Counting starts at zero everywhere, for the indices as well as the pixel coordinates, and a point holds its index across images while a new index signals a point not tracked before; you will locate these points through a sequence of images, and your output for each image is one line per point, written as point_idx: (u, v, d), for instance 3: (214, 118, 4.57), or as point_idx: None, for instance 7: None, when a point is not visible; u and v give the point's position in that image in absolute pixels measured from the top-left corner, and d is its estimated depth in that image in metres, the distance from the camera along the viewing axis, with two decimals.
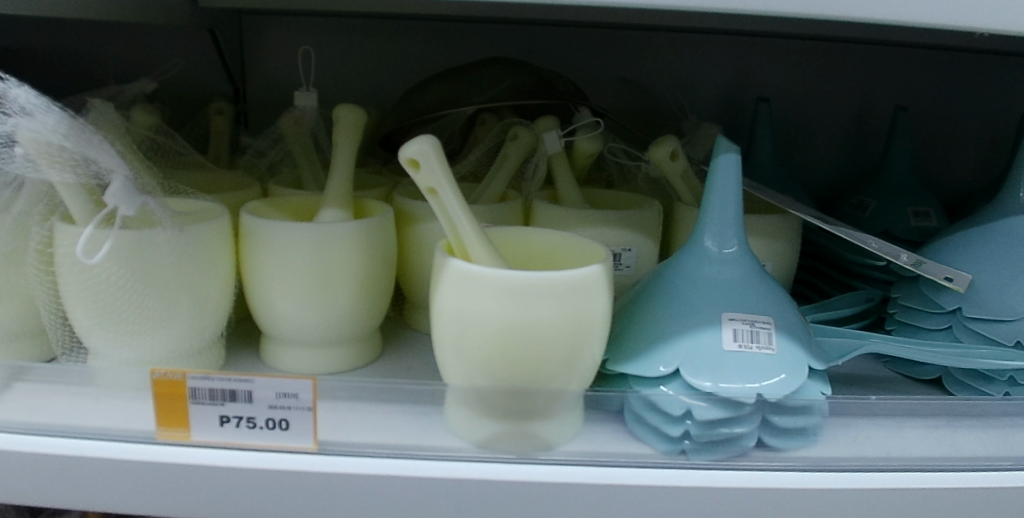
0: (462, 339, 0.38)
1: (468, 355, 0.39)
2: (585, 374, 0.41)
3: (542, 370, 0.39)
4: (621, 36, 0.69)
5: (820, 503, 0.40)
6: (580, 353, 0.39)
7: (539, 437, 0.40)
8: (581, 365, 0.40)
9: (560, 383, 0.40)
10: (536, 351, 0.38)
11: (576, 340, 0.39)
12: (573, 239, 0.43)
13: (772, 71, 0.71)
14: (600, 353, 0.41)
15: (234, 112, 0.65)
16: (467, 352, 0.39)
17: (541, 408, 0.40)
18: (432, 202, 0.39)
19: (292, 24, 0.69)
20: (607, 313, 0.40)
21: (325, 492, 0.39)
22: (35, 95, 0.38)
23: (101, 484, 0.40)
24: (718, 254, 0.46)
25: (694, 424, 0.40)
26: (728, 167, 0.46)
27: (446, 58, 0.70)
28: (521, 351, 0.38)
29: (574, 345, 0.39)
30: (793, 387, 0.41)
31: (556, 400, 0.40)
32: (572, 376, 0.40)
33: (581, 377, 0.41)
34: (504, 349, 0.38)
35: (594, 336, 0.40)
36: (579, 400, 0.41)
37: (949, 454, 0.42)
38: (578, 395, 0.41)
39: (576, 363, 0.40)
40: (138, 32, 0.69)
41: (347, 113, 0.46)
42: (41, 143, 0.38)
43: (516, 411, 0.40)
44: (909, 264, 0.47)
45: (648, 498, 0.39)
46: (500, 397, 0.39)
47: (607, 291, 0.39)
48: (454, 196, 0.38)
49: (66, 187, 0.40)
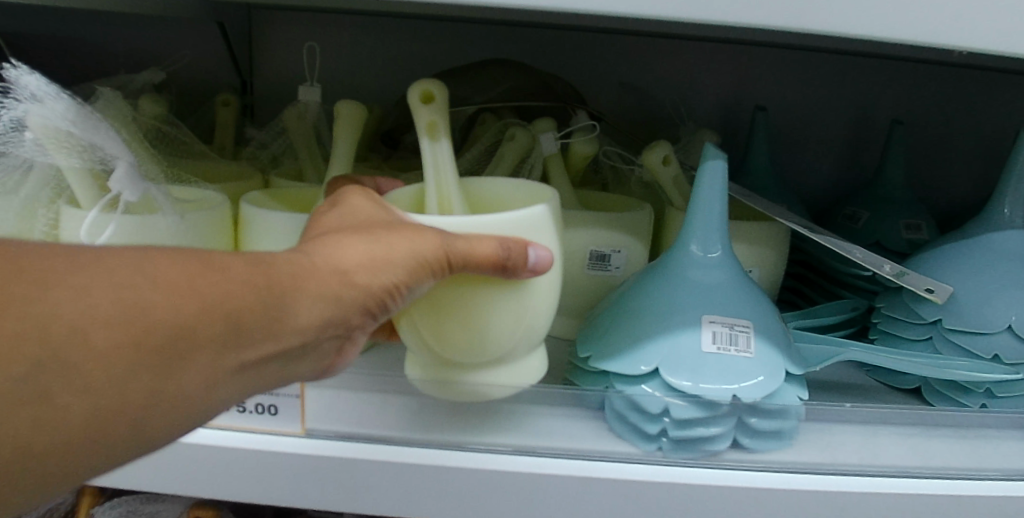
0: (412, 317, 0.36)
1: (421, 333, 0.37)
2: (539, 314, 0.38)
3: (498, 339, 0.37)
4: (622, 41, 0.70)
5: (791, 503, 0.41)
6: (536, 312, 0.38)
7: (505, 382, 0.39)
8: (534, 309, 0.37)
9: (518, 327, 0.37)
10: (486, 302, 0.36)
11: (520, 296, 0.36)
12: (523, 187, 0.42)
13: (771, 81, 0.72)
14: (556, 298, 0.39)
15: (240, 103, 0.66)
16: (420, 328, 0.37)
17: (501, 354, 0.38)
18: (420, 116, 0.38)
19: (302, 18, 0.70)
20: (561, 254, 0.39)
21: (313, 473, 0.41)
22: (45, 82, 0.38)
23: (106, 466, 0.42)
24: (703, 258, 0.46)
25: (671, 422, 0.41)
26: (715, 174, 0.46)
27: (451, 57, 0.70)
28: (477, 323, 0.36)
29: (515, 297, 0.36)
30: (769, 390, 0.41)
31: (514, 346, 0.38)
32: (524, 318, 0.37)
33: (535, 320, 0.38)
34: (457, 323, 0.36)
35: (549, 285, 0.38)
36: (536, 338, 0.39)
37: (919, 461, 0.43)
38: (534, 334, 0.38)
39: (533, 325, 0.38)
40: (146, 23, 0.69)
41: (349, 107, 0.49)
42: (50, 129, 0.38)
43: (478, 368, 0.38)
44: (892, 275, 0.48)
45: (619, 491, 0.41)
46: (465, 363, 0.38)
47: (554, 235, 0.38)
48: (447, 144, 0.39)
49: (37, 173, 0.43)
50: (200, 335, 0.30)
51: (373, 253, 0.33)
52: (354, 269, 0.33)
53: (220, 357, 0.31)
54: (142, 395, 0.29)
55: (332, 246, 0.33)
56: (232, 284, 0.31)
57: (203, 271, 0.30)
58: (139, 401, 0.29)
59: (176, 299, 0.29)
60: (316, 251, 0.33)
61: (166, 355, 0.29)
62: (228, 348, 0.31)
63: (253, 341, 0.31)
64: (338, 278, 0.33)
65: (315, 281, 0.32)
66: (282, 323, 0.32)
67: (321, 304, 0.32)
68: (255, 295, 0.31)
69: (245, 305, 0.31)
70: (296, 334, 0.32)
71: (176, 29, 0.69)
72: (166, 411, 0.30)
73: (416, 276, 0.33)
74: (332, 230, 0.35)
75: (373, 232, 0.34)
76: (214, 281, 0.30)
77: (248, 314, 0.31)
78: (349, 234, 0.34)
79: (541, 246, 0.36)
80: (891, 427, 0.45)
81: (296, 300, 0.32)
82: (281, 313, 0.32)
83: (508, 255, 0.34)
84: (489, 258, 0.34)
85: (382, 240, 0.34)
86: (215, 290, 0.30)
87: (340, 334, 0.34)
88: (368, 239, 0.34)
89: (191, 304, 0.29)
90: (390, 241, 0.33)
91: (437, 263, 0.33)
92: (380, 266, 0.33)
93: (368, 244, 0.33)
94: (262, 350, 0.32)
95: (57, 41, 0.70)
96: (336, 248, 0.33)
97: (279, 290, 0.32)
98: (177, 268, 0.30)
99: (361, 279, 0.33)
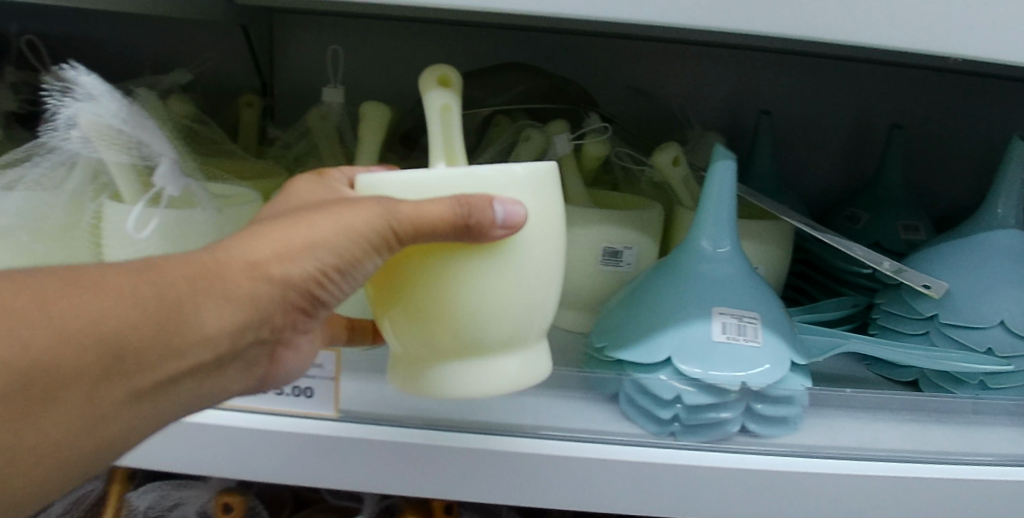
0: (396, 317, 0.36)
1: (403, 331, 0.36)
2: (521, 289, 0.35)
3: (488, 322, 0.35)
4: (632, 47, 0.73)
5: (796, 484, 0.43)
6: (531, 278, 0.35)
7: (490, 369, 0.37)
8: (511, 282, 0.35)
9: (496, 300, 0.35)
10: (451, 275, 0.34)
11: (491, 264, 0.34)
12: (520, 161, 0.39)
13: (775, 86, 0.75)
14: (554, 272, 0.37)
15: (263, 104, 0.68)
16: (392, 318, 0.36)
17: (482, 335, 0.36)
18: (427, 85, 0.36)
19: (323, 22, 0.72)
20: (559, 213, 0.36)
21: (344, 454, 0.44)
22: (100, 82, 0.40)
23: (149, 447, 0.45)
24: (713, 253, 0.48)
25: (683, 408, 0.43)
26: (725, 173, 0.48)
27: (468, 60, 0.73)
28: (460, 308, 0.35)
29: (485, 267, 0.34)
30: (775, 378, 0.44)
31: (495, 327, 0.36)
32: (503, 289, 0.35)
33: (517, 296, 0.35)
34: (429, 313, 0.35)
35: (542, 246, 0.35)
36: (525, 320, 0.36)
37: (918, 447, 0.46)
38: (518, 312, 0.36)
39: (524, 310, 0.36)
40: (172, 27, 0.72)
41: (373, 109, 0.51)
42: (102, 126, 0.41)
43: (458, 354, 0.36)
44: (891, 271, 0.50)
45: (633, 472, 0.43)
46: (443, 351, 0.36)
47: (543, 192, 0.35)
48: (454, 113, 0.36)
49: (80, 168, 0.46)
50: (92, 360, 0.31)
51: (288, 244, 0.34)
52: (264, 263, 0.34)
53: (125, 376, 0.32)
54: (58, 425, 0.32)
55: (245, 238, 0.35)
56: (120, 304, 0.32)
57: (90, 291, 0.32)
58: (26, 445, 0.31)
59: (66, 331, 0.31)
60: (228, 248, 0.34)
61: (69, 384, 0.31)
62: (113, 378, 0.32)
63: (153, 357, 0.33)
64: (250, 274, 0.34)
65: (225, 281, 0.34)
66: (185, 333, 0.33)
67: (232, 304, 0.34)
68: (151, 311, 0.32)
69: (139, 323, 0.32)
70: (211, 337, 0.34)
71: (201, 33, 0.72)
72: (84, 433, 0.33)
73: (340, 259, 0.34)
74: (253, 223, 0.36)
75: (294, 219, 0.35)
76: (103, 299, 0.32)
77: (138, 332, 0.32)
78: (265, 227, 0.35)
79: (510, 200, 0.34)
80: (886, 413, 0.48)
81: (196, 308, 0.33)
82: (182, 325, 0.33)
83: (458, 217, 0.32)
84: (436, 220, 0.32)
85: (295, 231, 0.34)
86: (104, 313, 0.32)
87: (269, 325, 0.36)
88: (280, 231, 0.34)
89: (81, 331, 0.31)
90: (302, 231, 0.34)
91: (370, 238, 0.33)
92: (294, 255, 0.34)
93: (281, 236, 0.34)
94: (162, 371, 0.33)
95: (87, 44, 0.72)
96: (248, 243, 0.34)
97: (178, 299, 0.33)
98: (64, 291, 0.32)
99: (274, 271, 0.34)
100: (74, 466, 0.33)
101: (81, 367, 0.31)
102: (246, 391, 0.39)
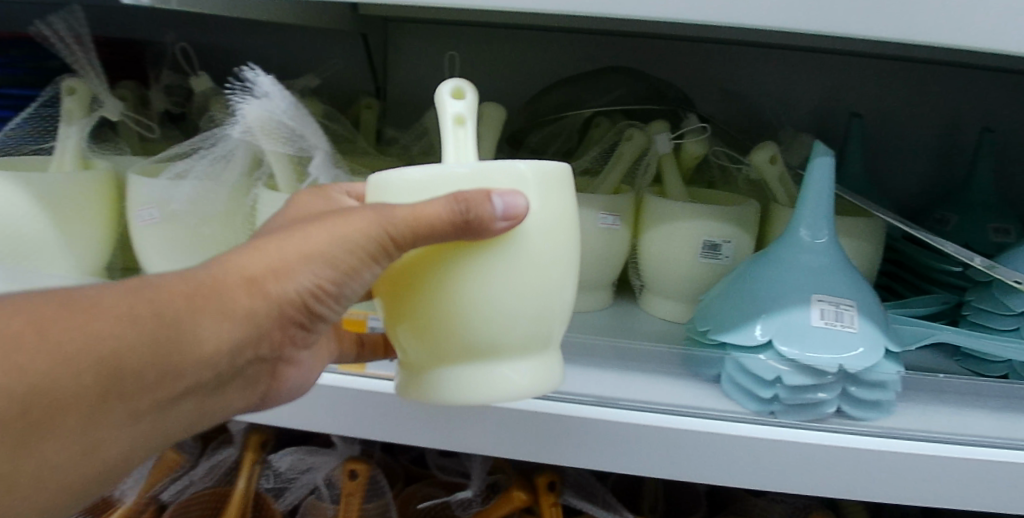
0: (400, 322, 0.37)
1: (407, 336, 0.37)
2: (525, 292, 0.36)
3: (489, 326, 0.36)
4: (725, 51, 0.76)
5: (888, 463, 0.46)
6: (538, 280, 0.36)
7: (494, 376, 0.37)
8: (513, 284, 0.35)
9: (497, 303, 0.35)
10: (454, 279, 0.35)
11: (491, 266, 0.35)
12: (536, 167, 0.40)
13: (865, 90, 0.77)
14: (562, 278, 0.37)
15: (380, 107, 0.74)
16: (397, 323, 0.37)
17: (486, 341, 0.36)
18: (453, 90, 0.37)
19: (436, 31, 0.78)
20: (568, 215, 0.37)
21: (465, 419, 0.49)
22: (273, 83, 0.46)
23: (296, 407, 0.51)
24: (811, 243, 0.51)
25: (783, 387, 0.47)
26: (823, 168, 0.51)
27: (569, 65, 0.78)
28: (461, 312, 0.36)
29: (485, 270, 0.35)
30: (871, 361, 0.47)
31: (498, 332, 0.36)
32: (505, 292, 0.35)
33: (520, 299, 0.36)
34: (430, 317, 0.36)
35: (549, 248, 0.36)
36: (531, 325, 0.36)
37: (1010, 434, 0.47)
38: (522, 316, 0.36)
39: (525, 315, 0.36)
40: (302, 36, 0.79)
41: (494, 110, 0.57)
42: (272, 123, 0.47)
43: (462, 361, 0.37)
44: (982, 266, 0.52)
45: (733, 445, 0.46)
46: (445, 357, 0.37)
47: (550, 191, 0.36)
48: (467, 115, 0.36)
49: (238, 159, 0.53)
50: (90, 382, 0.33)
51: (283, 258, 0.35)
52: (257, 277, 0.35)
53: (121, 396, 0.34)
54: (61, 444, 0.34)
55: (244, 252, 0.36)
56: (116, 327, 0.33)
57: (86, 316, 0.33)
58: (36, 468, 0.34)
59: (60, 354, 0.32)
60: (224, 263, 0.36)
61: (72, 406, 0.33)
62: (111, 400, 0.34)
63: (149, 378, 0.34)
64: (246, 290, 0.35)
65: (220, 296, 0.35)
66: (181, 351, 0.34)
67: (227, 320, 0.35)
68: (148, 332, 0.34)
69: (134, 343, 0.33)
70: (209, 352, 0.35)
71: (328, 41, 0.79)
72: (87, 453, 0.35)
73: (340, 270, 0.35)
74: (252, 239, 0.37)
75: (289, 233, 0.36)
76: (97, 323, 0.33)
77: (132, 354, 0.33)
78: (260, 243, 0.36)
79: (511, 192, 0.34)
80: (978, 402, 0.50)
81: (190, 327, 0.34)
82: (181, 343, 0.34)
83: (457, 218, 0.33)
84: (434, 224, 0.33)
85: (290, 246, 0.36)
86: (99, 335, 0.33)
87: (265, 339, 0.37)
88: (274, 246, 0.36)
89: (77, 355, 0.33)
90: (297, 245, 0.36)
91: (371, 246, 0.34)
92: (289, 270, 0.35)
93: (276, 252, 0.36)
94: (161, 391, 0.35)
95: (228, 51, 0.80)
96: (243, 260, 0.36)
97: (174, 318, 0.34)
98: (65, 315, 0.33)
99: (270, 287, 0.35)
100: (81, 483, 0.35)
101: (77, 391, 0.33)
102: (249, 406, 0.42)
